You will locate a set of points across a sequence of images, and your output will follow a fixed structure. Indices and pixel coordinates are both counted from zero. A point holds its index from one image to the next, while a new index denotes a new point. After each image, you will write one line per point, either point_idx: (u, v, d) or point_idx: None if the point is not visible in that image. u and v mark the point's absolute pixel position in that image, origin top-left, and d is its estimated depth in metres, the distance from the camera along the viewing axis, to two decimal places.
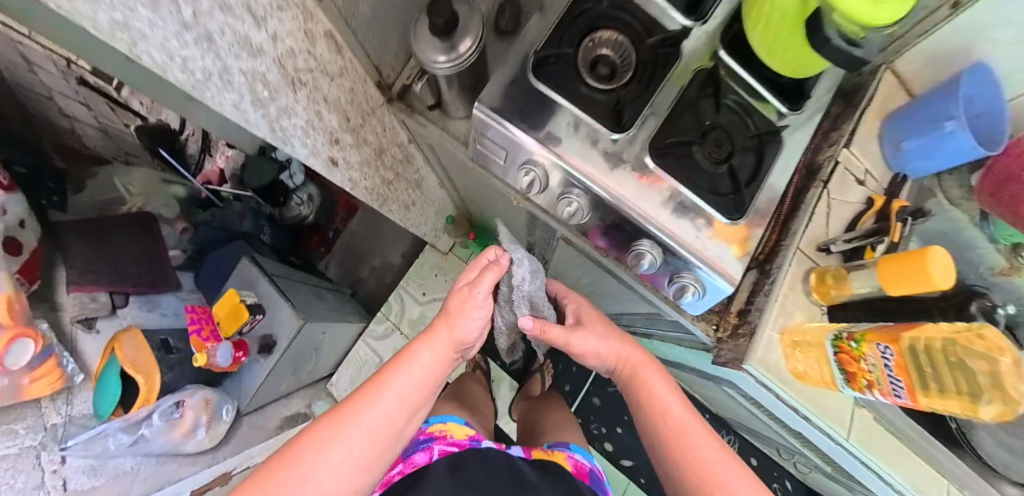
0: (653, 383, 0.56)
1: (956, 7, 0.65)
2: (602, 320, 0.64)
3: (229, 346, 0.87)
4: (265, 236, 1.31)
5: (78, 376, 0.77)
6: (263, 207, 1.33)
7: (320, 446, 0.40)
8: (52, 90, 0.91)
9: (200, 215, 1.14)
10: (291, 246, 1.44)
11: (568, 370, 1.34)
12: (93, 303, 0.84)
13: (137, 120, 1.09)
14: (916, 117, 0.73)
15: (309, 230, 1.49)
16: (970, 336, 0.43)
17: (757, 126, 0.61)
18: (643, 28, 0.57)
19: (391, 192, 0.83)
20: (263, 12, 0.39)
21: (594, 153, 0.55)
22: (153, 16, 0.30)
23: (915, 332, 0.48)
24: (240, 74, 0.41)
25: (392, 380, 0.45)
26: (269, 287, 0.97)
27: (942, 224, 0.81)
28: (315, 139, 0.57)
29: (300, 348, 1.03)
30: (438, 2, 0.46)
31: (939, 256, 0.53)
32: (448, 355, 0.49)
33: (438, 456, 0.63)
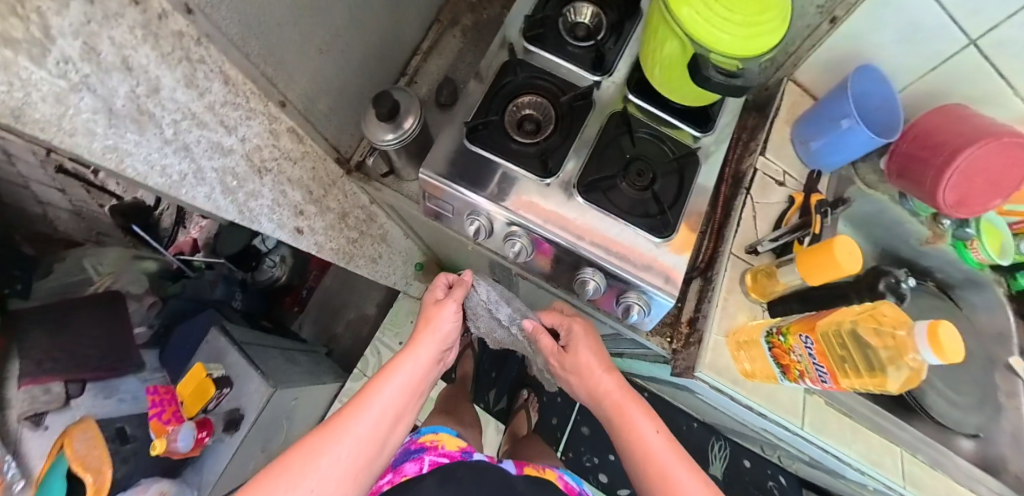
0: (634, 419, 0.54)
1: (835, 21, 0.77)
2: (592, 347, 0.62)
3: (191, 427, 0.89)
4: (237, 302, 1.33)
5: (19, 482, 0.78)
6: (236, 272, 1.35)
7: (313, 452, 0.43)
8: (28, 180, 0.89)
9: (169, 288, 1.17)
10: (263, 313, 1.46)
11: (554, 401, 1.34)
12: (45, 396, 0.85)
13: (112, 200, 1.07)
14: (822, 119, 0.81)
15: (281, 292, 1.49)
16: (866, 319, 0.56)
17: (674, 151, 0.69)
18: (559, 89, 0.67)
19: (357, 250, 0.88)
20: (235, 121, 0.46)
21: (538, 194, 0.63)
22: (139, 139, 0.37)
23: (826, 323, 0.60)
24: (213, 171, 0.48)
25: (383, 387, 0.50)
26: (237, 359, 1.00)
27: (872, 206, 0.91)
28: (280, 214, 0.62)
29: (272, 417, 1.02)
30: (381, 95, 0.54)
31: (844, 244, 0.63)
32: (427, 365, 0.56)
33: (427, 465, 0.69)
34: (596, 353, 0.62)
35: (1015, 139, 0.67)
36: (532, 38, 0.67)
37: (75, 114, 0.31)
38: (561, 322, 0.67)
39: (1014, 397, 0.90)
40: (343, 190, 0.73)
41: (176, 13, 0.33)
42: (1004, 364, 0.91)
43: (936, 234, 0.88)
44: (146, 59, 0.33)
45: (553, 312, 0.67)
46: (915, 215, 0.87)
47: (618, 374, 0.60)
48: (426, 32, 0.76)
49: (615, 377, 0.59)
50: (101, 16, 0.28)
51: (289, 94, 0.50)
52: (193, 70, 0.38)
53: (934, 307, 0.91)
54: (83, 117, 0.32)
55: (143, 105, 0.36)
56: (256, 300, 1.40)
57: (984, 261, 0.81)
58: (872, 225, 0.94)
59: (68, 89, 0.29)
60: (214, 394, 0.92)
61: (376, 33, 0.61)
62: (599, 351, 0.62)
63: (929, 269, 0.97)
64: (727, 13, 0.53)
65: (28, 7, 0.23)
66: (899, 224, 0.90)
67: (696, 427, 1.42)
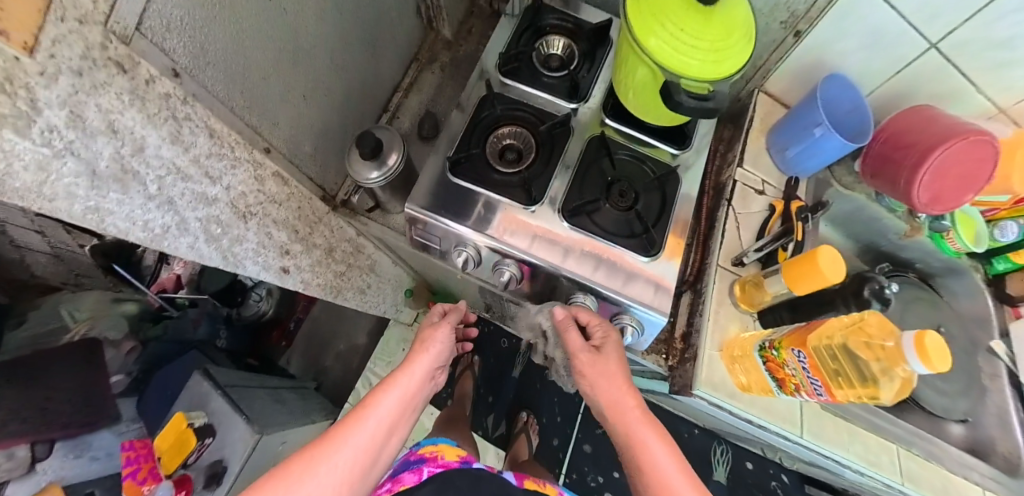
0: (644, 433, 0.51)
1: (799, 34, 0.82)
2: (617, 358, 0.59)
3: (169, 485, 0.84)
4: (221, 341, 1.31)
5: None
6: (220, 309, 1.32)
7: (310, 465, 0.43)
8: (5, 222, 0.85)
9: (149, 332, 1.12)
10: (247, 349, 1.42)
11: (553, 420, 1.32)
12: (9, 461, 0.82)
13: (93, 240, 1.02)
14: (797, 126, 0.85)
15: (267, 325, 1.46)
16: (855, 333, 0.61)
17: (654, 170, 0.71)
18: (537, 118, 0.69)
19: (345, 283, 0.85)
20: (220, 172, 0.46)
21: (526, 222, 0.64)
22: (122, 197, 0.37)
23: (817, 338, 0.64)
24: (197, 220, 0.47)
25: (382, 399, 0.51)
26: (221, 404, 0.93)
27: (851, 206, 0.94)
28: (266, 255, 0.61)
29: (259, 465, 0.97)
30: (363, 135, 0.56)
31: (828, 253, 0.67)
32: (426, 384, 0.56)
33: (427, 477, 0.66)
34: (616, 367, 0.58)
35: (981, 136, 0.71)
36: (508, 72, 0.70)
37: (56, 179, 0.31)
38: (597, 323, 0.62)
39: (996, 377, 0.94)
40: (331, 225, 0.73)
41: (163, 77, 0.33)
42: (986, 347, 0.96)
43: (914, 227, 0.91)
44: (133, 122, 0.34)
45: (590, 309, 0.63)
46: (892, 211, 0.90)
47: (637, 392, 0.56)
48: (406, 69, 0.79)
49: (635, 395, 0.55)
50: (89, 86, 0.28)
51: (274, 139, 0.52)
52: (179, 127, 0.38)
53: (916, 298, 0.96)
54: (65, 182, 0.32)
55: (127, 164, 0.36)
56: (240, 338, 1.39)
57: (962, 249, 0.88)
58: (849, 222, 0.98)
59: (51, 156, 0.29)
60: (195, 445, 0.87)
61: (356, 75, 0.65)
62: (623, 368, 0.59)
63: (911, 261, 1.01)
64: (693, 41, 0.56)
65: (13, 83, 0.23)
66: (875, 219, 0.93)
67: (697, 433, 1.42)
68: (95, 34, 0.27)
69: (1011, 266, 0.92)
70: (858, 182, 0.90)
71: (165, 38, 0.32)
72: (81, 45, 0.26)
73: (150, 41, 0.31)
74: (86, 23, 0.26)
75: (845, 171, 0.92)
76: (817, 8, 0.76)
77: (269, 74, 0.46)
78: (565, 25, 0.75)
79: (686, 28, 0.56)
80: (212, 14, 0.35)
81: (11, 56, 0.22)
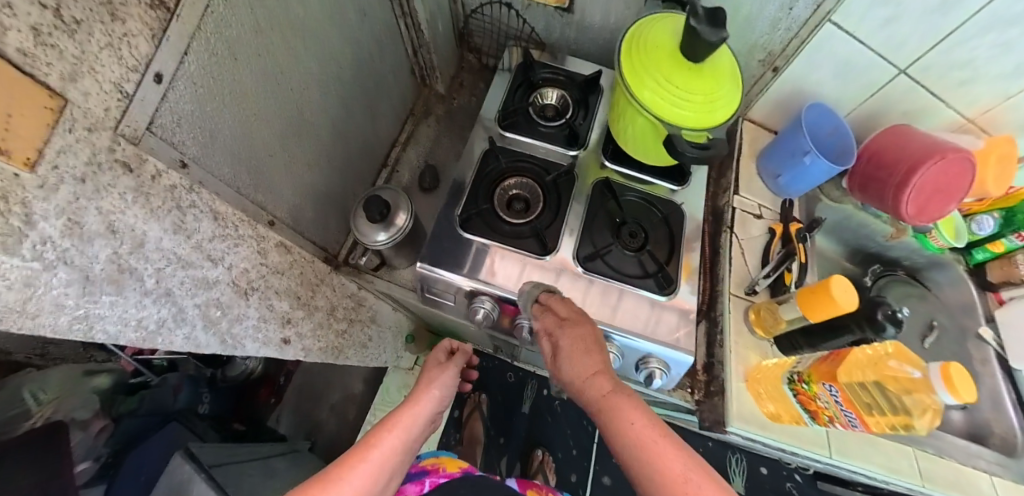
0: (618, 416, 0.44)
1: (777, 69, 0.84)
2: (580, 350, 0.50)
3: None
4: (203, 408, 1.18)
5: None
6: (203, 369, 1.21)
7: None
8: None
9: (121, 406, 1.00)
10: (233, 412, 1.26)
11: (569, 454, 1.22)
12: None
13: None
14: (785, 151, 0.86)
15: (255, 383, 1.33)
16: (882, 369, 0.61)
17: (661, 209, 0.70)
18: (542, 168, 0.68)
19: (346, 341, 0.78)
20: (221, 252, 0.46)
21: (540, 274, 0.62)
22: (116, 298, 0.36)
23: (848, 374, 0.64)
24: (195, 308, 0.45)
25: (391, 443, 0.52)
26: (206, 488, 0.83)
27: (837, 215, 0.95)
28: (267, 330, 0.57)
29: None
30: (370, 200, 0.56)
31: (841, 283, 0.66)
32: (427, 422, 0.58)
33: (428, 489, 0.74)
34: (588, 356, 0.50)
35: (959, 154, 0.73)
36: (507, 126, 0.70)
37: (44, 292, 0.30)
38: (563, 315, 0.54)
39: (986, 362, 0.92)
40: (333, 284, 0.70)
41: (170, 170, 0.36)
42: (974, 333, 0.94)
43: (898, 229, 0.91)
44: (134, 219, 0.35)
45: (558, 301, 0.55)
46: (879, 217, 0.91)
47: (611, 373, 0.48)
48: (402, 125, 0.89)
49: (608, 378, 0.47)
50: (92, 191, 0.30)
51: (278, 211, 0.56)
52: (182, 216, 0.40)
53: (908, 294, 0.97)
54: (53, 293, 0.30)
55: (124, 262, 0.36)
56: (223, 399, 1.23)
57: (945, 245, 0.90)
58: (837, 230, 0.98)
59: (41, 269, 0.29)
60: None
61: (358, 138, 0.75)
62: (593, 357, 0.50)
63: (897, 259, 1.00)
64: (687, 93, 0.58)
65: (12, 200, 0.25)
66: (864, 227, 0.94)
67: (711, 446, 1.39)
68: (104, 139, 0.30)
69: (991, 254, 0.91)
70: (847, 196, 0.91)
71: (174, 134, 0.36)
72: (87, 153, 0.29)
73: (160, 138, 0.34)
74: (94, 131, 0.29)
75: (833, 188, 0.92)
76: (791, 48, 0.79)
77: (274, 151, 0.52)
78: (559, 78, 0.76)
79: (675, 81, 0.58)
80: (222, 106, 0.41)
81: (13, 173, 0.24)
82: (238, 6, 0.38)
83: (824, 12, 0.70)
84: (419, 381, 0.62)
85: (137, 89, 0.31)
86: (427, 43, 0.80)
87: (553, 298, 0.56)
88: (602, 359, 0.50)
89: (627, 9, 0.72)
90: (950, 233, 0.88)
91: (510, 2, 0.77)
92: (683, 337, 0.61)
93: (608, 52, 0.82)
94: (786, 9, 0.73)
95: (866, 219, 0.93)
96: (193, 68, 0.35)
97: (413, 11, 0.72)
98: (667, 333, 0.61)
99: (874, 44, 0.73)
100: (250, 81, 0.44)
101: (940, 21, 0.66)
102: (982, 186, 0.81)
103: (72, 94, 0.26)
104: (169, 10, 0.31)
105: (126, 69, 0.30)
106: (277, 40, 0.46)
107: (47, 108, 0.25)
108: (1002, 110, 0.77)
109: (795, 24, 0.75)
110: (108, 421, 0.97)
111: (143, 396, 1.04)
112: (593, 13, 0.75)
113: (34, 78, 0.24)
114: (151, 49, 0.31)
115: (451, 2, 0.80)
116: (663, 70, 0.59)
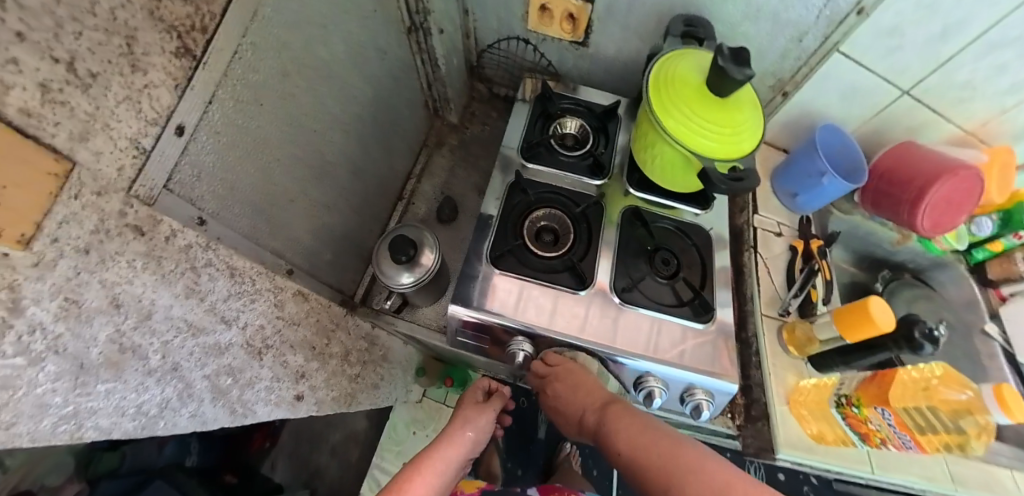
0: (610, 435, 0.51)
1: (786, 94, 0.80)
2: (568, 392, 0.58)
3: None
4: (190, 461, 0.95)
5: None
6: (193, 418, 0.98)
7: None
8: None
9: (98, 466, 0.82)
10: (223, 465, 1.04)
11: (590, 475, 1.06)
12: None
13: None
14: (801, 172, 0.83)
15: (247, 430, 1.10)
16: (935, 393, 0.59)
17: (692, 236, 0.67)
18: (570, 200, 0.65)
19: (360, 385, 0.67)
20: (235, 311, 0.40)
21: (542, 297, 0.58)
22: (114, 384, 0.31)
23: (904, 401, 0.60)
24: (203, 380, 0.39)
25: (422, 491, 0.48)
26: None
27: (844, 225, 0.91)
28: (280, 390, 0.50)
29: None
30: (398, 240, 0.53)
31: (880, 303, 0.63)
32: (456, 468, 0.53)
33: None
34: (578, 392, 0.57)
35: (970, 171, 0.72)
36: (530, 157, 0.67)
37: (27, 392, 0.25)
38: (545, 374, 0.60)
39: (995, 357, 0.86)
40: (348, 327, 0.64)
41: (185, 229, 0.33)
42: (980, 329, 0.88)
43: (904, 234, 0.88)
44: (142, 287, 0.31)
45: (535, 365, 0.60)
46: (885, 224, 0.88)
47: (595, 407, 0.55)
48: (416, 157, 0.86)
49: (593, 413, 0.55)
50: (94, 262, 0.27)
51: (295, 259, 0.52)
52: (195, 277, 0.35)
53: (914, 296, 0.91)
54: (38, 392, 0.25)
55: (127, 341, 0.31)
56: (212, 451, 1.01)
57: (947, 248, 0.87)
58: (849, 241, 0.94)
59: (25, 365, 0.24)
60: None
61: (374, 178, 0.72)
62: (581, 396, 0.57)
63: (902, 263, 0.95)
64: (712, 121, 0.56)
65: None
66: (872, 234, 0.91)
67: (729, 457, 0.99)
68: (115, 202, 0.27)
69: (990, 253, 0.87)
70: (857, 207, 0.88)
71: (192, 188, 0.34)
72: (94, 219, 0.26)
73: (177, 195, 0.32)
74: (104, 195, 0.26)
75: (842, 200, 0.89)
76: (801, 74, 0.75)
77: (295, 196, 0.51)
78: (579, 108, 0.73)
79: (703, 115, 0.56)
80: (244, 154, 0.40)
81: (3, 253, 0.21)
82: (265, 52, 0.38)
83: (833, 43, 0.67)
84: (446, 426, 0.57)
85: (155, 143, 0.29)
86: (442, 78, 0.78)
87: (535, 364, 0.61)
88: (586, 394, 0.57)
89: (641, 42, 0.71)
90: (953, 236, 0.85)
91: (525, 37, 0.75)
92: (687, 349, 0.58)
93: (619, 81, 0.80)
94: (795, 41, 0.70)
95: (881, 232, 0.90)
96: (216, 117, 0.35)
97: (429, 48, 0.72)
98: (670, 346, 0.57)
99: (879, 71, 0.71)
100: (272, 127, 0.43)
101: (942, 48, 0.65)
102: (986, 196, 0.80)
103: (81, 154, 0.25)
104: (196, 58, 0.31)
105: (145, 123, 0.28)
106: (303, 84, 0.47)
107: (52, 174, 0.23)
108: (997, 123, 0.75)
109: (805, 54, 0.72)
110: (82, 486, 0.80)
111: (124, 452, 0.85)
112: (607, 44, 0.73)
113: (39, 140, 0.22)
114: (173, 100, 0.30)
115: (464, 37, 0.78)
116: (690, 103, 0.56)
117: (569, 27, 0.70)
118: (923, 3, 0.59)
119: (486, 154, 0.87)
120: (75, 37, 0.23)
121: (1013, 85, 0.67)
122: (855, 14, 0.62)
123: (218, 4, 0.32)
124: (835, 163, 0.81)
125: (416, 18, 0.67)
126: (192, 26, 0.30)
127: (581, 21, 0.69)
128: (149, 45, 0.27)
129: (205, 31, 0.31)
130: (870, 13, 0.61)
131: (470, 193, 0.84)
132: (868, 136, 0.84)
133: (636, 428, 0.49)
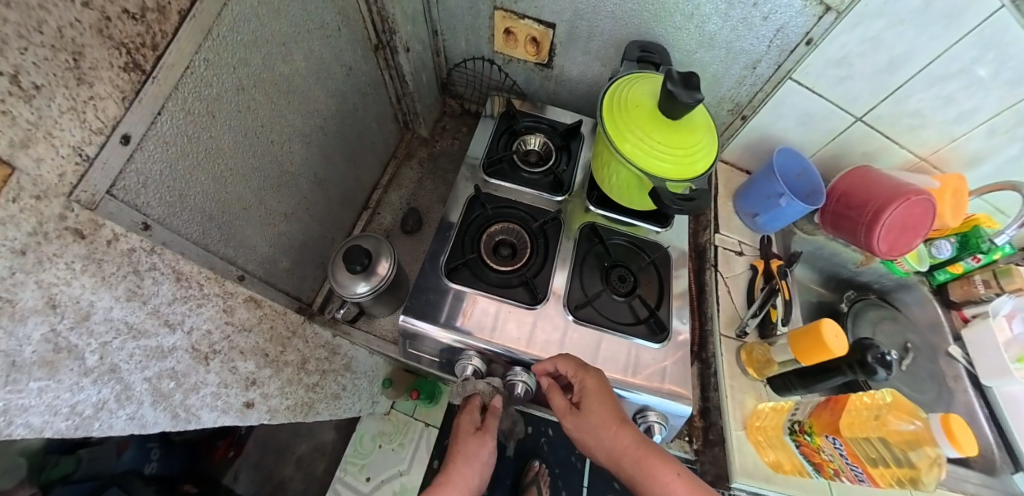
0: (657, 480, 0.46)
1: (746, 117, 0.82)
2: (598, 398, 0.51)
3: None
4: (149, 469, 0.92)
5: None
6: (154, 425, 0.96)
7: None
8: None
9: (52, 471, 0.76)
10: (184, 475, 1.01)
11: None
12: None
13: None
14: (760, 193, 0.84)
15: (213, 437, 1.06)
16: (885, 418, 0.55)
17: (650, 253, 0.69)
18: (530, 215, 0.68)
19: (318, 395, 0.69)
20: (180, 315, 0.41)
21: (524, 320, 0.60)
22: (47, 384, 0.31)
23: (852, 428, 0.57)
24: (144, 382, 0.40)
25: None
26: None
27: (811, 246, 0.93)
28: (229, 393, 0.51)
29: None
30: (352, 249, 0.55)
31: (832, 327, 0.62)
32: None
33: None
34: (608, 406, 0.50)
35: (926, 197, 0.73)
36: (492, 173, 0.70)
37: None
38: (570, 374, 0.53)
39: (959, 379, 0.87)
40: (306, 335, 0.64)
41: (129, 233, 0.35)
42: (945, 352, 0.90)
43: (867, 256, 0.89)
44: (82, 289, 0.31)
45: (564, 361, 0.53)
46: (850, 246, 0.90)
47: (629, 423, 0.50)
48: (384, 168, 0.89)
49: (630, 431, 0.49)
50: (31, 263, 0.28)
51: (248, 265, 0.54)
52: (138, 281, 0.36)
53: (881, 317, 0.92)
54: None
55: (62, 341, 0.31)
56: (176, 460, 0.99)
57: (910, 270, 0.88)
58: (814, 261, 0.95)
59: None
60: None
61: (339, 188, 0.75)
62: (615, 407, 0.50)
63: (868, 284, 0.97)
64: (665, 147, 0.58)
65: None
66: (837, 255, 0.93)
67: None
68: (55, 207, 0.29)
69: (952, 275, 0.89)
70: (819, 229, 0.90)
71: (138, 195, 0.36)
72: (32, 222, 0.27)
73: (120, 201, 0.34)
74: (44, 199, 0.28)
75: (803, 220, 0.91)
76: (758, 99, 0.77)
77: (249, 204, 0.53)
78: (541, 126, 0.77)
79: (656, 137, 0.58)
80: (195, 164, 0.42)
81: None
82: (220, 69, 0.41)
83: (787, 71, 0.70)
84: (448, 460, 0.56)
85: (100, 151, 0.31)
86: (410, 93, 0.82)
87: (561, 361, 0.53)
88: (619, 409, 0.51)
89: (603, 67, 0.75)
90: (914, 259, 0.87)
91: (490, 58, 0.79)
92: (670, 365, 0.60)
93: (585, 102, 0.83)
94: (750, 68, 0.72)
95: (836, 247, 0.91)
96: (165, 128, 0.37)
97: (397, 65, 0.76)
98: (654, 372, 0.59)
99: (833, 99, 0.74)
100: (227, 139, 0.45)
101: (886, 78, 0.68)
102: (941, 219, 0.80)
103: (22, 161, 0.26)
104: (146, 72, 0.33)
105: (89, 132, 0.30)
106: (260, 97, 0.49)
107: None
108: (949, 151, 0.78)
109: (761, 80, 0.74)
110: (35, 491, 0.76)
111: (79, 457, 0.81)
112: (569, 68, 0.77)
113: None
114: (121, 111, 0.32)
115: (434, 55, 0.81)
116: (643, 127, 0.59)
117: (533, 49, 0.74)
118: (868, 35, 0.62)
119: (454, 167, 0.91)
120: (21, 53, 0.24)
121: (959, 115, 0.70)
122: (804, 45, 0.65)
123: (171, 23, 0.34)
124: (798, 183, 0.83)
125: (382, 37, 0.71)
126: (142, 44, 0.32)
127: (544, 45, 0.73)
128: (97, 61, 0.29)
129: (155, 49, 0.33)
130: (818, 43, 0.64)
131: (435, 204, 0.87)
132: (825, 161, 0.88)
133: (685, 476, 0.46)
